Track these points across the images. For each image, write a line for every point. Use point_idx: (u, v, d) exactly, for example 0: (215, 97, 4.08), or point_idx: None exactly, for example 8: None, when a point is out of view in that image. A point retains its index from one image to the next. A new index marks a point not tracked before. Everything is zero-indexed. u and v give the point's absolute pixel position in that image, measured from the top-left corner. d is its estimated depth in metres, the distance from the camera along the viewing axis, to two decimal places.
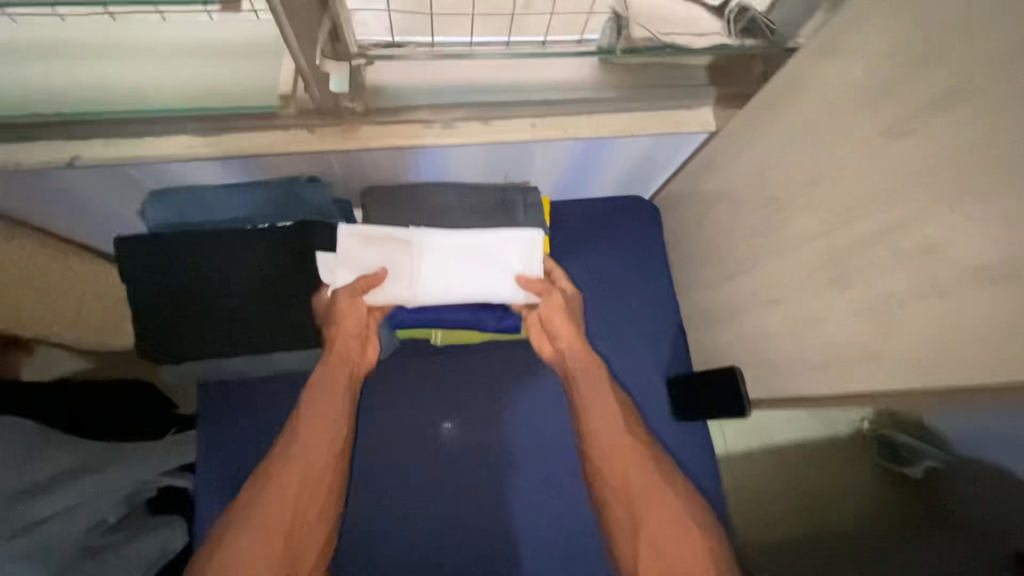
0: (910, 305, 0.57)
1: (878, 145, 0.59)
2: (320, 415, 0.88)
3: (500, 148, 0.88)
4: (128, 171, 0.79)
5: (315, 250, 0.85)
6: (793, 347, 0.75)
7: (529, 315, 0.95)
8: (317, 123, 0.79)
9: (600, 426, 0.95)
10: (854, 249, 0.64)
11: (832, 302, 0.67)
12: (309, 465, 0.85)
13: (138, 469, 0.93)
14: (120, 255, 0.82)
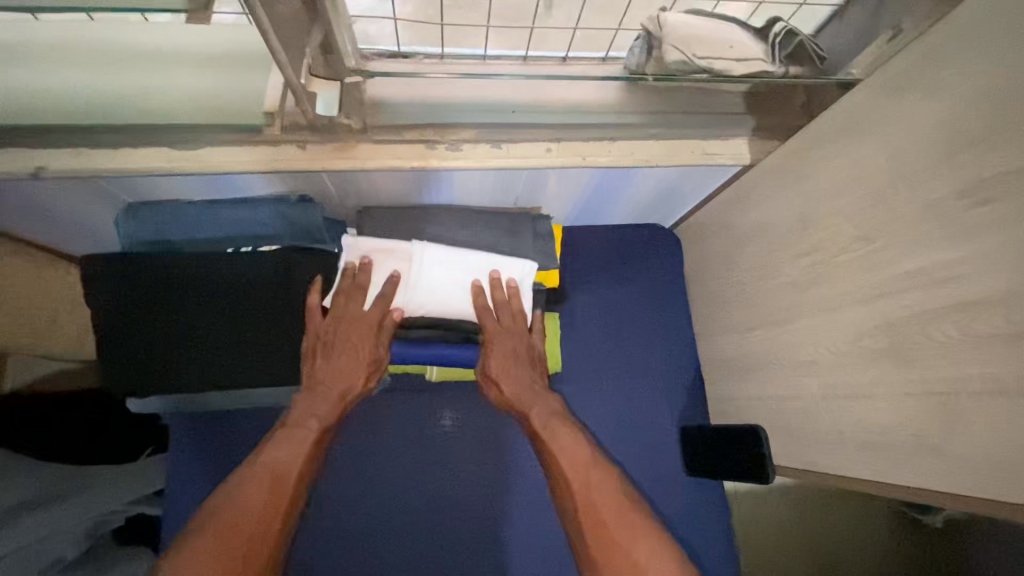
0: (982, 400, 0.48)
1: (952, 208, 0.51)
2: (298, 443, 0.76)
3: (510, 173, 0.79)
4: (99, 184, 0.72)
5: (299, 276, 0.78)
6: (830, 419, 0.67)
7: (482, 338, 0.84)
8: (308, 139, 0.71)
9: (568, 455, 0.77)
10: (913, 322, 0.55)
11: (881, 378, 0.59)
12: (272, 493, 0.71)
13: (105, 499, 0.87)
14: (88, 274, 0.75)
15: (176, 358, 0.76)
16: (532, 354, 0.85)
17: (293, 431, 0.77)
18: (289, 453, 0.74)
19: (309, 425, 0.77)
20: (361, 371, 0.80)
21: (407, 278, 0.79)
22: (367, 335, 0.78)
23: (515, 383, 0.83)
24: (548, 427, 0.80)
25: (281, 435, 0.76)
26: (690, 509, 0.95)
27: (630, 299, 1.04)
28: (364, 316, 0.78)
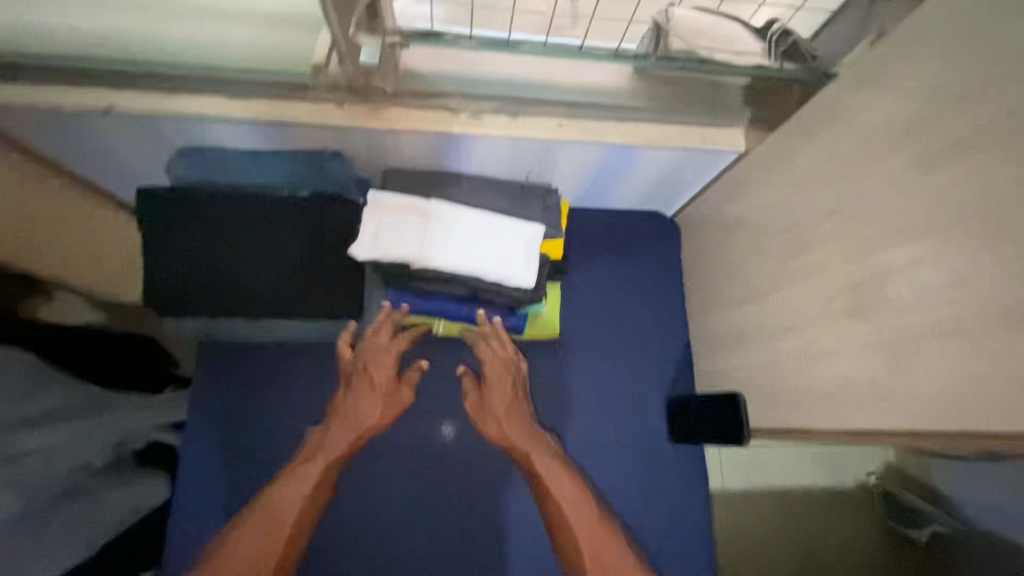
0: (927, 343, 0.55)
1: (910, 177, 0.57)
2: (309, 474, 0.93)
3: (523, 144, 0.87)
4: (158, 127, 0.81)
5: (327, 223, 0.87)
6: (799, 378, 0.74)
7: (469, 383, 1.01)
8: (346, 98, 0.80)
9: (575, 513, 0.92)
10: (872, 281, 0.62)
11: (845, 335, 0.66)
12: (300, 496, 0.91)
13: (129, 420, 0.94)
14: (146, 208, 0.84)
15: (216, 289, 0.85)
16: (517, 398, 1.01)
17: (307, 465, 0.93)
18: (296, 491, 0.91)
19: (323, 454, 0.95)
20: (376, 402, 0.98)
21: (421, 234, 0.85)
22: (389, 359, 0.99)
23: (508, 423, 0.99)
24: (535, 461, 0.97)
25: (306, 454, 0.95)
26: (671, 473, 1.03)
27: (628, 278, 1.11)
28: (388, 347, 0.99)
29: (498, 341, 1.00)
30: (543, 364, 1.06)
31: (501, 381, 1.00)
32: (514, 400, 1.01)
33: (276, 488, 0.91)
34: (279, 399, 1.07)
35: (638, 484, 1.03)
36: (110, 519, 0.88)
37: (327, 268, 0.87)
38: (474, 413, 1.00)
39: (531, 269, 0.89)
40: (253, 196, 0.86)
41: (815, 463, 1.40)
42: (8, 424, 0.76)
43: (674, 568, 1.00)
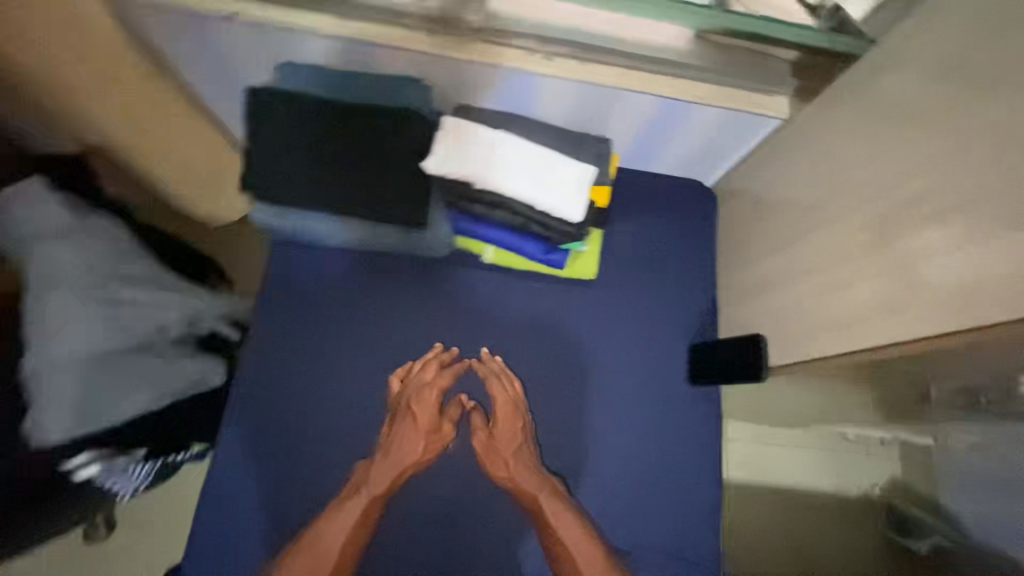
0: (960, 253, 0.65)
1: (960, 117, 0.66)
2: (354, 511, 0.94)
3: (588, 89, 0.96)
4: (271, 35, 0.91)
5: (406, 137, 0.95)
6: (836, 309, 0.82)
7: (483, 430, 1.03)
8: (436, 30, 0.90)
9: (586, 561, 0.94)
10: (910, 212, 0.71)
11: (881, 261, 0.75)
12: (341, 536, 0.92)
13: (205, 301, 0.97)
14: (250, 101, 0.93)
15: (303, 179, 0.93)
16: (530, 437, 1.03)
17: (349, 503, 0.94)
18: (338, 527, 0.93)
19: (362, 493, 0.95)
20: (418, 441, 0.99)
21: (486, 156, 0.94)
22: (430, 397, 1.02)
23: (518, 465, 0.99)
24: (551, 508, 0.97)
25: (347, 492, 0.96)
26: (689, 421, 1.09)
27: (668, 235, 1.16)
28: (433, 383, 1.03)
29: (505, 384, 1.04)
30: (535, 394, 1.07)
31: (512, 425, 1.02)
32: (524, 444, 1.02)
33: (325, 521, 0.93)
34: (303, 361, 1.06)
35: (656, 428, 1.08)
36: (176, 384, 0.91)
37: (400, 177, 0.95)
38: (484, 454, 1.01)
39: (581, 202, 0.97)
40: (344, 103, 0.94)
41: (825, 470, 1.51)
42: (104, 275, 0.84)
43: (682, 508, 1.06)
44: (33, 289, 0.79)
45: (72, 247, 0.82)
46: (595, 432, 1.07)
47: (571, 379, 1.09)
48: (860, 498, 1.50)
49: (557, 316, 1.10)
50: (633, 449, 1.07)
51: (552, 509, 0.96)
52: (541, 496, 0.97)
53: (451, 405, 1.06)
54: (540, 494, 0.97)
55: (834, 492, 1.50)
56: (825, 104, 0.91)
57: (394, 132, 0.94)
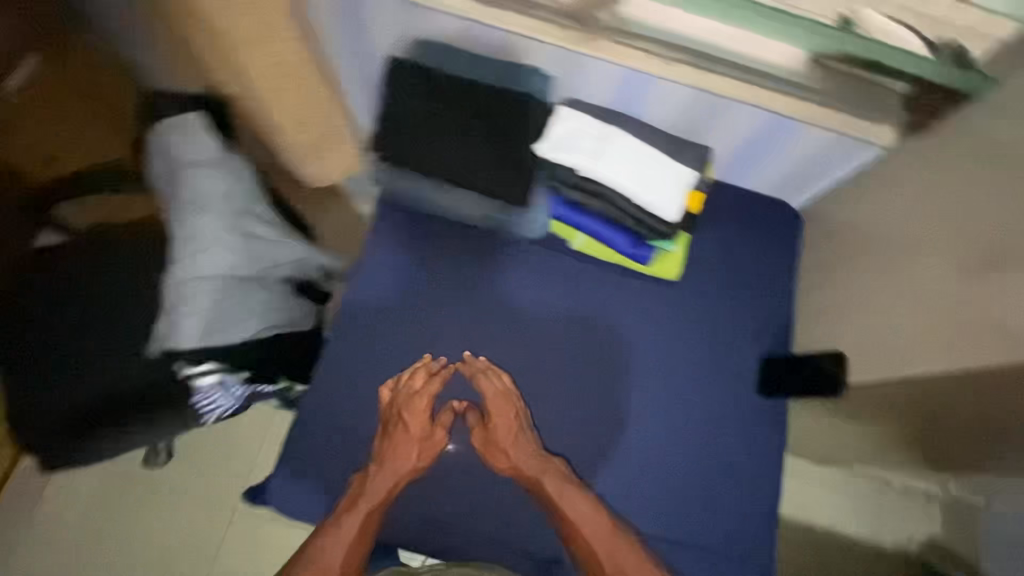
0: None
1: None
2: (359, 523, 0.91)
3: (699, 96, 1.02)
4: (416, 14, 0.99)
5: (527, 121, 1.01)
6: (942, 334, 0.83)
7: (478, 432, 1.00)
8: (567, 25, 0.95)
9: (594, 531, 0.93)
10: None
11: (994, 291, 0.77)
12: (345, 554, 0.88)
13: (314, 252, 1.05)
14: (394, 69, 1.01)
15: (425, 150, 1.00)
16: (529, 427, 1.01)
17: (349, 517, 0.91)
18: (340, 540, 0.89)
19: (360, 505, 0.92)
20: (416, 446, 0.97)
21: (597, 146, 1.00)
22: (421, 404, 0.98)
23: (519, 451, 0.98)
24: (559, 491, 0.95)
25: (345, 506, 0.92)
26: (753, 435, 1.09)
27: (752, 249, 1.17)
28: (423, 390, 0.99)
29: (495, 378, 1.01)
30: (595, 389, 1.07)
31: (507, 416, 0.99)
32: (523, 441, 0.99)
33: (330, 536, 0.89)
34: (393, 321, 1.05)
35: (722, 440, 1.08)
36: (276, 319, 0.98)
37: (515, 156, 1.00)
38: (485, 452, 0.99)
39: (681, 201, 1.02)
40: (474, 83, 1.01)
41: (864, 517, 1.48)
42: (245, 208, 0.93)
43: (736, 518, 1.06)
44: (181, 211, 0.87)
45: (217, 178, 0.91)
46: (660, 434, 1.07)
47: (642, 374, 1.09)
48: (897, 550, 1.46)
49: (638, 313, 1.11)
50: (694, 456, 1.07)
51: (559, 490, 0.95)
52: (545, 476, 0.97)
53: (443, 410, 1.02)
54: (545, 475, 0.97)
55: (872, 540, 1.47)
56: (943, 139, 0.92)
57: (517, 114, 1.01)
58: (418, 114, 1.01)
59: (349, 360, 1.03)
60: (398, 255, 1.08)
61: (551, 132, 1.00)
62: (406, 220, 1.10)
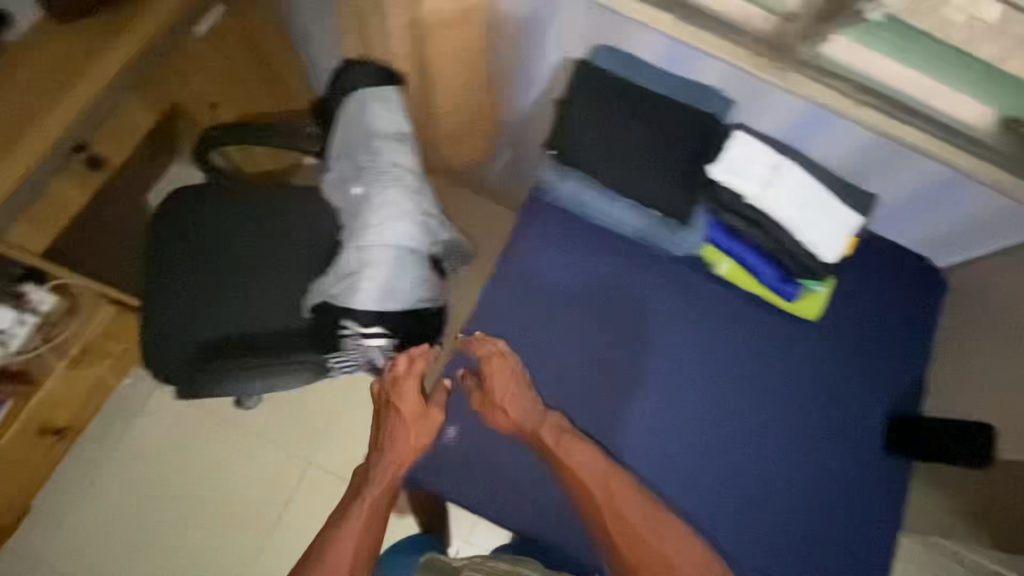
0: None
1: None
2: (368, 508, 1.01)
3: (878, 142, 1.00)
4: (611, 20, 1.00)
5: (709, 140, 1.00)
6: None
7: (477, 394, 1.06)
8: (762, 54, 0.95)
9: (591, 476, 1.00)
10: None
11: None
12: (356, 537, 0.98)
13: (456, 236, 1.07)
14: (583, 72, 1.03)
15: (598, 157, 1.01)
16: (524, 386, 1.05)
17: (361, 504, 1.01)
18: (347, 537, 0.98)
19: (368, 491, 1.03)
20: (415, 431, 1.03)
21: (768, 176, 0.99)
22: (412, 387, 1.01)
23: (516, 407, 1.03)
24: (560, 444, 1.01)
25: (361, 493, 1.03)
26: (854, 486, 1.09)
27: (892, 305, 1.15)
28: (411, 377, 1.01)
29: (485, 345, 1.06)
30: (704, 413, 1.10)
31: (502, 374, 1.03)
32: (517, 410, 1.03)
33: (345, 519, 1.00)
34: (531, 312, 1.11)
35: (818, 489, 1.08)
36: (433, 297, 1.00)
37: (689, 174, 0.99)
38: (485, 411, 1.06)
39: (842, 244, 1.00)
40: (657, 96, 1.02)
41: None
42: (422, 185, 0.95)
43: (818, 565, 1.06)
44: (379, 183, 0.92)
45: (409, 153, 0.95)
46: (767, 474, 1.08)
47: (754, 405, 1.10)
48: None
49: (765, 349, 1.12)
50: (788, 494, 1.08)
51: (555, 439, 1.02)
52: (540, 429, 1.03)
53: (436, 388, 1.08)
54: (540, 428, 1.03)
55: None
56: None
57: (702, 133, 0.99)
58: (599, 119, 1.02)
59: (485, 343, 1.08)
60: (542, 252, 1.13)
61: (727, 154, 0.99)
62: (557, 214, 1.14)
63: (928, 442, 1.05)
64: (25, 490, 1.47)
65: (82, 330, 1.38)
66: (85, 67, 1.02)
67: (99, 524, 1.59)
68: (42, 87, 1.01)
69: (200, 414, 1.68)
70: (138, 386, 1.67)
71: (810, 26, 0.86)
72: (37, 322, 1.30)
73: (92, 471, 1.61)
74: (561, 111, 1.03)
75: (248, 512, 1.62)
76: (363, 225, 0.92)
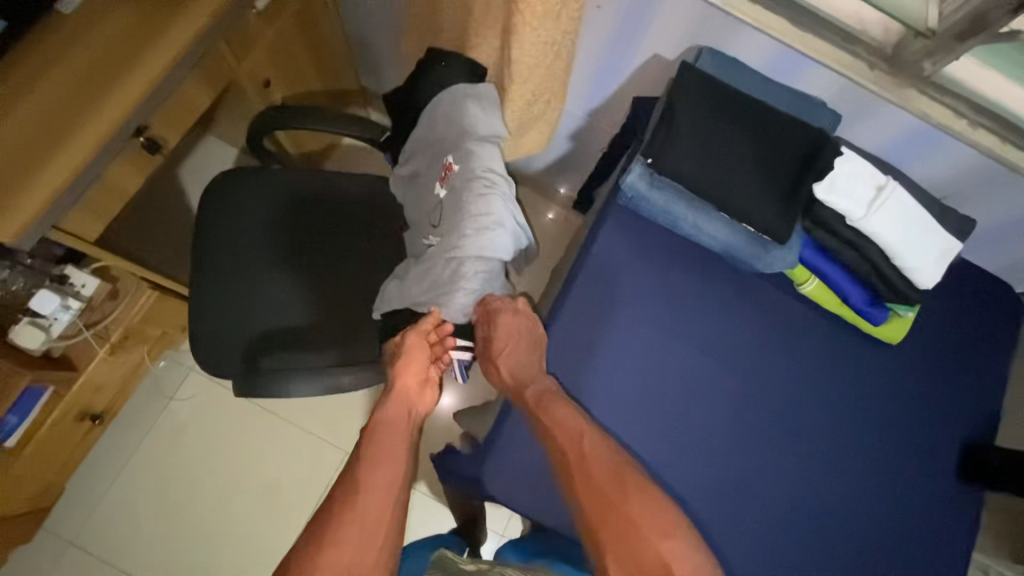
0: None
1: None
2: (377, 490, 0.85)
3: (986, 166, 0.96)
4: (718, 21, 0.94)
5: (819, 158, 0.95)
6: None
7: (479, 350, 1.01)
8: (881, 67, 0.89)
9: (567, 435, 0.93)
10: None
11: None
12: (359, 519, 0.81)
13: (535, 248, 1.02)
14: (685, 73, 0.96)
15: (699, 168, 0.96)
16: (528, 347, 1.02)
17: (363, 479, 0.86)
18: (354, 505, 0.83)
19: (371, 449, 0.90)
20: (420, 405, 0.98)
21: (874, 198, 0.95)
22: (422, 348, 0.92)
23: (512, 363, 1.00)
24: (540, 402, 0.97)
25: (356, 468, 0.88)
26: (923, 511, 1.08)
27: (969, 331, 1.13)
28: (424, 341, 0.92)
29: (499, 305, 0.94)
30: (778, 431, 1.07)
31: (508, 332, 0.98)
32: (514, 369, 1.01)
33: (351, 499, 0.84)
34: (607, 323, 1.07)
35: (887, 512, 1.07)
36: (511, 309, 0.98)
37: (792, 192, 0.96)
38: (484, 362, 1.03)
39: (937, 273, 0.98)
40: (763, 105, 0.98)
41: None
42: (512, 197, 0.90)
43: None
44: (474, 191, 0.87)
45: (503, 159, 0.90)
46: (841, 495, 1.06)
47: (829, 425, 1.08)
48: None
49: (843, 370, 1.09)
50: (857, 517, 1.06)
51: (538, 400, 0.97)
52: (529, 387, 0.99)
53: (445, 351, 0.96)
54: (528, 389, 0.99)
55: None
56: None
57: (810, 153, 0.96)
58: (701, 128, 0.97)
59: (561, 353, 1.06)
60: (621, 259, 1.09)
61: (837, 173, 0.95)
62: (637, 221, 1.10)
63: (1010, 471, 1.04)
64: (61, 472, 1.44)
65: (123, 314, 1.32)
66: (149, 47, 0.95)
67: (135, 509, 1.55)
68: (105, 66, 0.94)
69: (236, 400, 1.64)
70: (174, 368, 1.63)
71: (947, 40, 0.79)
72: (81, 306, 1.21)
73: (126, 454, 1.58)
74: (660, 115, 0.97)
75: (287, 494, 1.59)
76: (454, 234, 0.88)
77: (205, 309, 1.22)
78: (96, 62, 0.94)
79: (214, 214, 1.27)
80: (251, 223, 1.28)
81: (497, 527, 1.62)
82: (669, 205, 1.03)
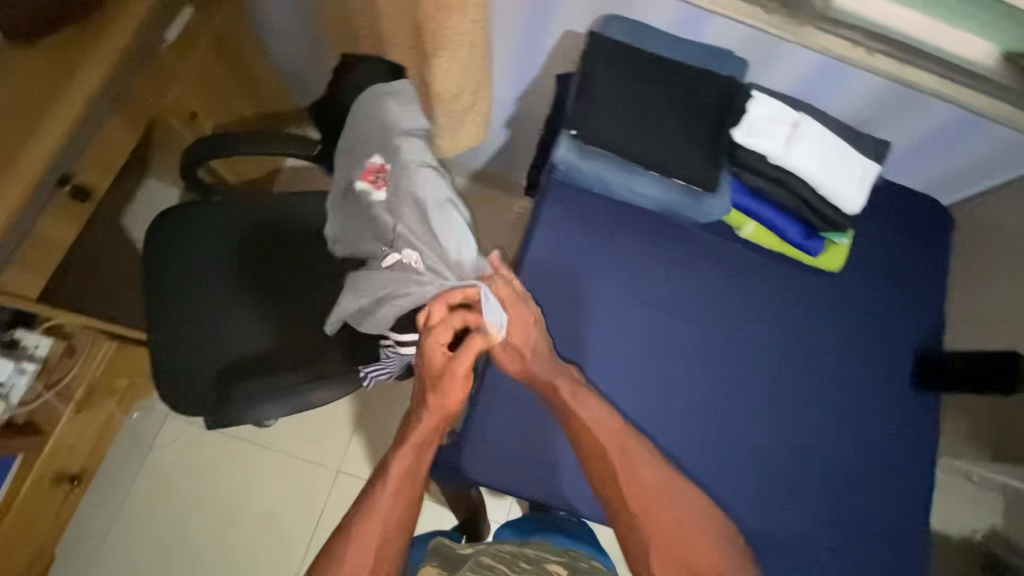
0: None
1: None
2: (390, 507, 0.85)
3: (888, 88, 1.01)
4: None
5: (731, 108, 1.00)
6: None
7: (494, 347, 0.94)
8: (776, 8, 0.93)
9: (606, 435, 0.92)
10: None
11: None
12: (366, 565, 0.82)
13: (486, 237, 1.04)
14: (594, 43, 0.99)
15: (623, 132, 0.99)
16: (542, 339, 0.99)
17: (364, 525, 0.84)
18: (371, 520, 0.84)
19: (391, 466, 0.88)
20: (434, 427, 0.89)
21: (788, 133, 1.01)
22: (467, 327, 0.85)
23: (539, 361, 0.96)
24: (575, 395, 0.94)
25: (359, 507, 0.86)
26: (890, 422, 1.13)
27: (906, 246, 1.19)
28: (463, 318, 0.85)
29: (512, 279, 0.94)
30: (742, 373, 1.11)
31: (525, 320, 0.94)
32: (542, 362, 0.96)
33: (365, 517, 0.85)
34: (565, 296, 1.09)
35: (855, 428, 1.12)
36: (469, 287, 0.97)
37: (712, 140, 1.00)
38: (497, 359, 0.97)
39: (863, 198, 1.03)
40: (671, 61, 1.01)
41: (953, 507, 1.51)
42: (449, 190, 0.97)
43: (863, 499, 1.09)
44: (426, 190, 0.94)
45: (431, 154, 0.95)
46: (812, 420, 1.11)
47: (789, 356, 1.12)
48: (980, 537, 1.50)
49: (797, 304, 1.14)
50: (828, 438, 1.11)
51: (572, 392, 0.94)
52: (558, 381, 0.95)
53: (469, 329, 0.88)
54: (557, 379, 0.95)
55: None
56: None
57: (722, 102, 1.00)
58: (616, 92, 1.00)
59: None
60: (569, 231, 1.11)
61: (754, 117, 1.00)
62: (576, 193, 1.12)
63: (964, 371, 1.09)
64: (50, 538, 1.41)
65: (84, 369, 1.30)
66: (61, 96, 0.94)
67: (132, 565, 1.52)
68: (15, 123, 0.93)
69: (221, 438, 1.62)
70: (148, 417, 1.61)
71: None
72: (37, 368, 1.19)
73: (115, 511, 1.55)
74: (578, 86, 1.00)
75: (285, 525, 1.58)
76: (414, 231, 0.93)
77: (167, 347, 1.21)
78: (11, 114, 0.93)
79: (165, 253, 1.26)
80: (204, 256, 1.27)
81: (499, 516, 1.64)
82: (601, 171, 1.06)
